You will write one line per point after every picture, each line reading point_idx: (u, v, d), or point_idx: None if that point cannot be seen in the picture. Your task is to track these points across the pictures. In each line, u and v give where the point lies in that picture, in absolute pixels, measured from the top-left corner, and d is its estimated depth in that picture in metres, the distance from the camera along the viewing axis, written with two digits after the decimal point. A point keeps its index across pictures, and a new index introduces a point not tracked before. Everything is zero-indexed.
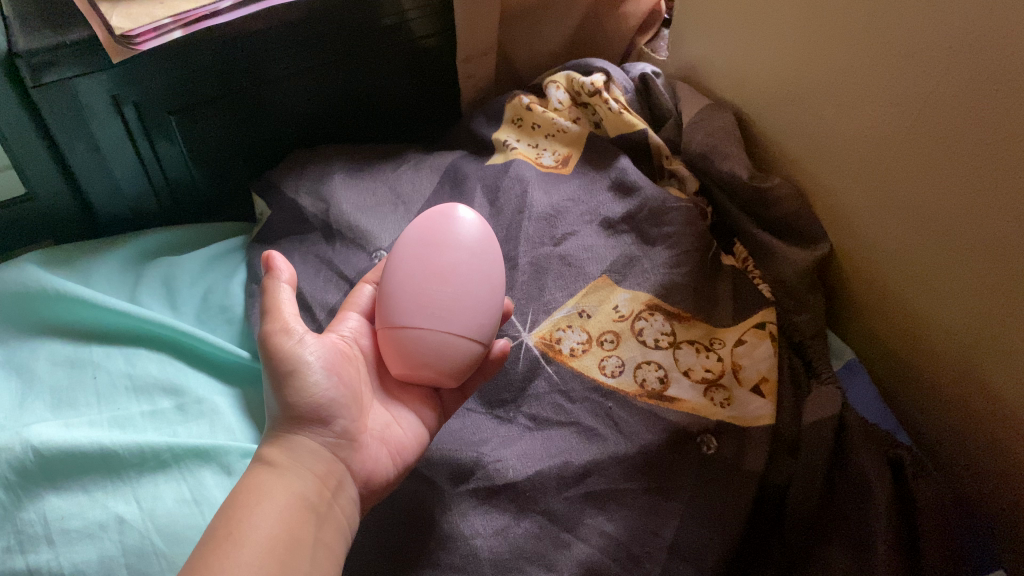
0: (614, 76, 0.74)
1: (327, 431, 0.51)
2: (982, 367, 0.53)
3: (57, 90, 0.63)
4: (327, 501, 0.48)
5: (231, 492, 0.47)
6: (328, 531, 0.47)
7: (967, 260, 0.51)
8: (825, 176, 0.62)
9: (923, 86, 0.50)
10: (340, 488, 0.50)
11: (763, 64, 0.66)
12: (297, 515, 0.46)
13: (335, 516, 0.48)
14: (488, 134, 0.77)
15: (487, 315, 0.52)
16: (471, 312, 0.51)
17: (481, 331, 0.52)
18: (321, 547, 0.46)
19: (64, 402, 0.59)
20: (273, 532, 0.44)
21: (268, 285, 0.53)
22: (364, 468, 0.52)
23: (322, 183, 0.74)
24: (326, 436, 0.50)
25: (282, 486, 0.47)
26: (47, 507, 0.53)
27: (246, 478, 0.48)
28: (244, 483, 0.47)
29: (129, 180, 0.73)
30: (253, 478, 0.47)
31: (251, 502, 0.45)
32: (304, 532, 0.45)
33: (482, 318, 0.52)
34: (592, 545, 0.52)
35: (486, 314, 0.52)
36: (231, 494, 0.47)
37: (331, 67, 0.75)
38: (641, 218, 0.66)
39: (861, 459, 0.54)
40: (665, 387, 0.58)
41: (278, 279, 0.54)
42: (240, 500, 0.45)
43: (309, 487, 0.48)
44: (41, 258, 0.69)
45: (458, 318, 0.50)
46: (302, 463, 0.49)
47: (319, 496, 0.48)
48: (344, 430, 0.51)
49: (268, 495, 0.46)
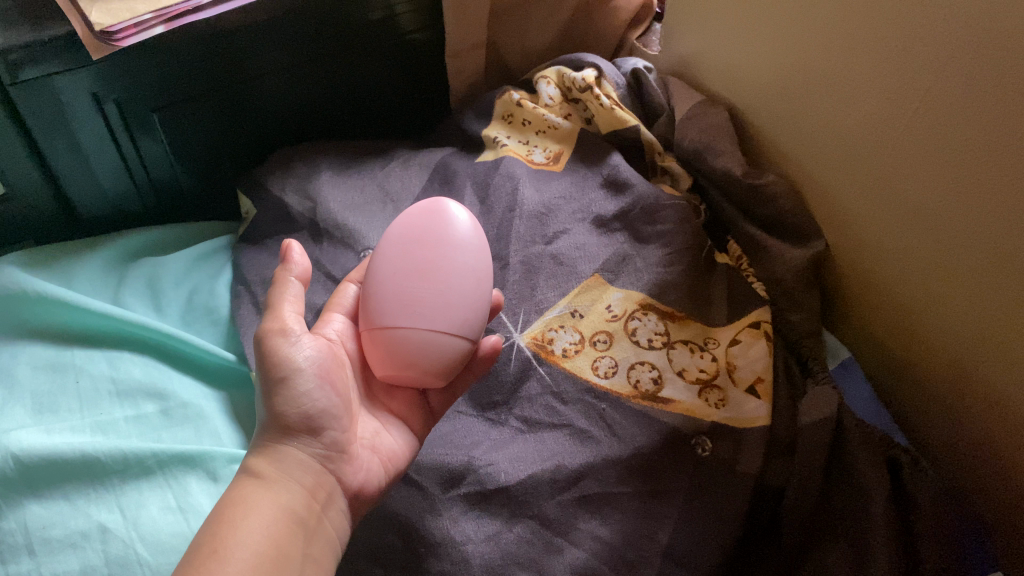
0: (605, 71, 0.73)
1: (316, 442, 0.49)
2: (980, 366, 0.52)
3: (36, 88, 0.62)
4: (316, 514, 0.47)
5: (216, 505, 0.45)
6: (318, 545, 0.46)
7: (964, 261, 0.51)
8: (819, 173, 0.61)
9: (920, 82, 0.49)
10: (329, 500, 0.49)
11: (756, 59, 0.65)
12: (283, 530, 0.45)
13: (325, 530, 0.48)
14: (478, 131, 0.76)
15: (473, 310, 0.51)
16: (458, 308, 0.50)
17: (468, 328, 0.50)
18: (309, 562, 0.45)
19: (45, 408, 0.58)
20: (263, 547, 0.43)
21: (279, 277, 0.52)
22: (356, 478, 0.51)
23: (309, 181, 0.73)
24: (316, 448, 0.49)
25: (269, 499, 0.46)
26: (28, 516, 0.52)
27: (232, 491, 0.46)
28: (231, 495, 0.46)
29: (111, 178, 0.72)
30: (240, 492, 0.46)
31: (236, 517, 0.44)
32: (292, 548, 0.44)
33: (469, 315, 0.50)
34: (585, 549, 0.51)
35: (473, 311, 0.51)
36: (216, 508, 0.45)
37: (317, 63, 0.74)
38: (633, 215, 0.65)
39: (861, 466, 0.53)
40: (659, 388, 0.57)
41: (290, 272, 0.52)
42: (225, 515, 0.44)
43: (297, 500, 0.47)
44: (22, 259, 0.67)
45: (444, 315, 0.49)
46: (291, 475, 0.47)
47: (308, 509, 0.47)
48: (333, 442, 0.50)
49: (255, 509, 0.45)
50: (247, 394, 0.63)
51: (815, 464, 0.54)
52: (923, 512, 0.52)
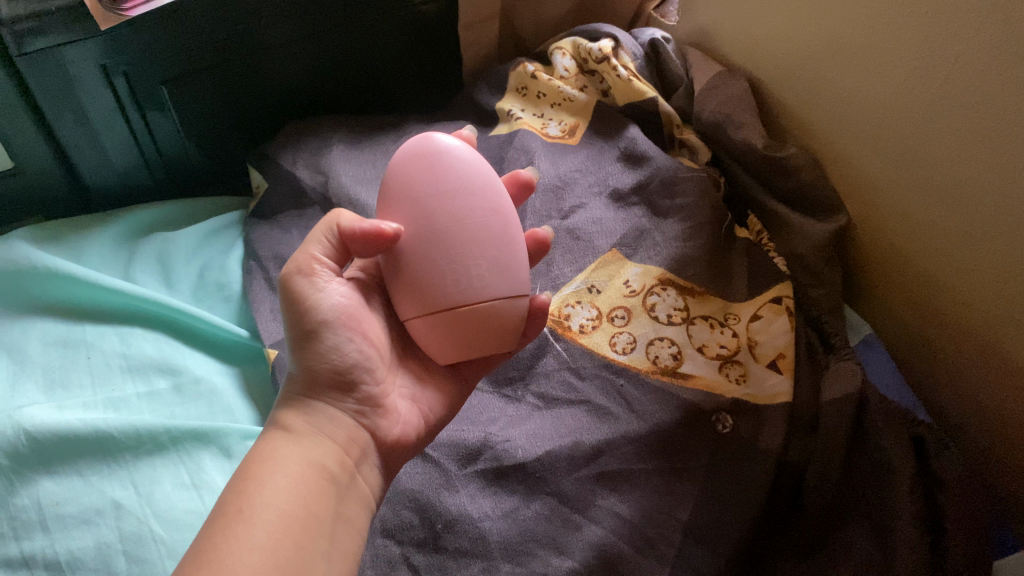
0: (622, 42, 0.71)
1: (348, 398, 0.47)
2: (1005, 340, 0.51)
3: (43, 59, 0.61)
4: (350, 470, 0.46)
5: (243, 461, 0.44)
6: (351, 505, 0.45)
7: (990, 231, 0.49)
8: (842, 146, 0.60)
9: (947, 50, 0.48)
10: (363, 456, 0.47)
11: (776, 30, 0.63)
12: (315, 488, 0.43)
13: (359, 488, 0.46)
14: (491, 104, 0.75)
15: None
16: None
17: (425, 292, 0.45)
18: (341, 521, 0.44)
19: (56, 384, 0.57)
20: (293, 506, 0.42)
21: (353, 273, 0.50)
22: (391, 432, 0.48)
23: (320, 155, 0.71)
24: (348, 403, 0.47)
25: (298, 454, 0.44)
26: (41, 492, 0.51)
27: (261, 446, 0.45)
28: (259, 450, 0.44)
29: (120, 152, 0.71)
30: (268, 446, 0.45)
31: (264, 474, 0.42)
32: (322, 506, 0.43)
33: (407, 287, 0.45)
34: (604, 527, 0.50)
35: (412, 282, 0.45)
36: (243, 463, 0.44)
37: (326, 35, 0.73)
38: (652, 189, 0.64)
39: (885, 442, 0.52)
40: (678, 364, 0.56)
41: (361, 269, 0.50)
42: (252, 472, 0.43)
43: (329, 456, 0.45)
44: (31, 235, 0.66)
45: None
46: (322, 431, 0.46)
47: (340, 466, 0.45)
48: (367, 396, 0.47)
49: (283, 463, 0.43)
50: (260, 370, 0.62)
51: (838, 441, 0.53)
52: (949, 489, 0.51)
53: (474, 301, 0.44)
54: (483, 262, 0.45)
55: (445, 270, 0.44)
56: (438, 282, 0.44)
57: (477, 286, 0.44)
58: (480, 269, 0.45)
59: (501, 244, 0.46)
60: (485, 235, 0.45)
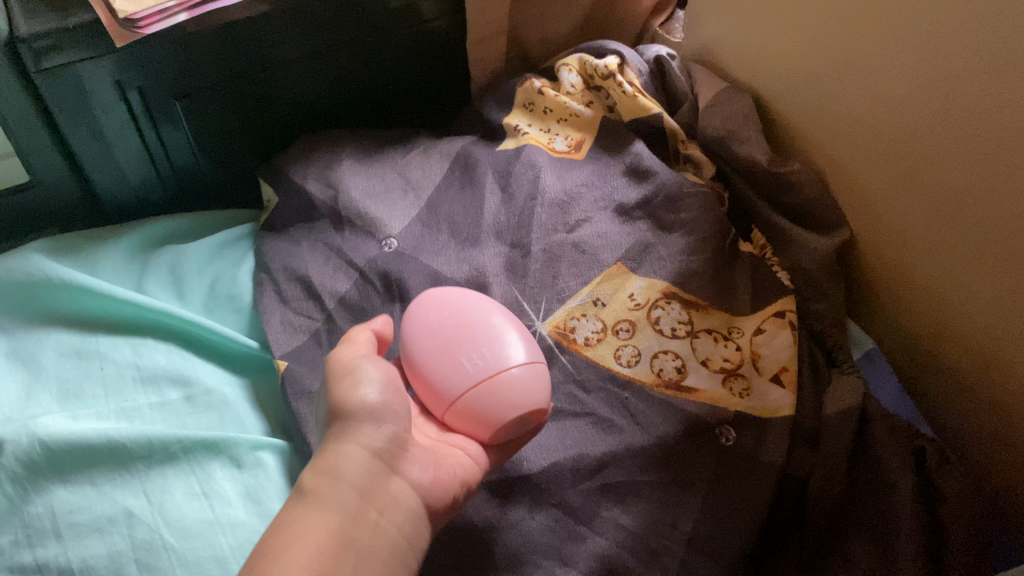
0: (628, 59, 0.72)
1: (377, 435, 0.44)
2: (1003, 355, 0.52)
3: (60, 75, 0.62)
4: (371, 526, 0.41)
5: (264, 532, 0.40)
6: (376, 565, 0.40)
7: (988, 247, 0.50)
8: (844, 162, 0.61)
9: (947, 71, 0.49)
10: (388, 506, 0.43)
11: (779, 48, 0.64)
12: (330, 557, 0.39)
13: (386, 540, 0.42)
14: (499, 118, 0.76)
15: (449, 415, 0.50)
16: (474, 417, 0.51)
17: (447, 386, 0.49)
18: None
19: (70, 394, 0.58)
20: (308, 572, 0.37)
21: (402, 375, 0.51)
22: (421, 475, 0.45)
23: (331, 169, 0.72)
24: (376, 442, 0.44)
25: (318, 524, 0.40)
26: (56, 501, 0.52)
27: (282, 515, 0.41)
28: (282, 519, 0.41)
29: (134, 165, 0.72)
30: (287, 513, 0.41)
31: (276, 548, 0.38)
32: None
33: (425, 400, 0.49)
34: (608, 538, 0.51)
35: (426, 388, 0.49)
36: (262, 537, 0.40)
37: (337, 52, 0.74)
38: (656, 204, 0.65)
39: (885, 457, 0.53)
40: (683, 377, 0.57)
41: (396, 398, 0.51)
42: (265, 547, 0.38)
43: (348, 520, 0.41)
44: (47, 246, 0.68)
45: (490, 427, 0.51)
46: (343, 486, 0.42)
47: (359, 528, 0.41)
48: (392, 435, 0.45)
49: (298, 533, 0.39)
50: (271, 382, 0.63)
51: (839, 454, 0.54)
52: (950, 503, 0.51)
53: (487, 378, 0.48)
54: (487, 351, 0.50)
55: (457, 359, 0.49)
56: (449, 372, 0.49)
57: (485, 364, 0.49)
58: (488, 354, 0.49)
59: (506, 338, 0.51)
60: (482, 328, 0.51)
